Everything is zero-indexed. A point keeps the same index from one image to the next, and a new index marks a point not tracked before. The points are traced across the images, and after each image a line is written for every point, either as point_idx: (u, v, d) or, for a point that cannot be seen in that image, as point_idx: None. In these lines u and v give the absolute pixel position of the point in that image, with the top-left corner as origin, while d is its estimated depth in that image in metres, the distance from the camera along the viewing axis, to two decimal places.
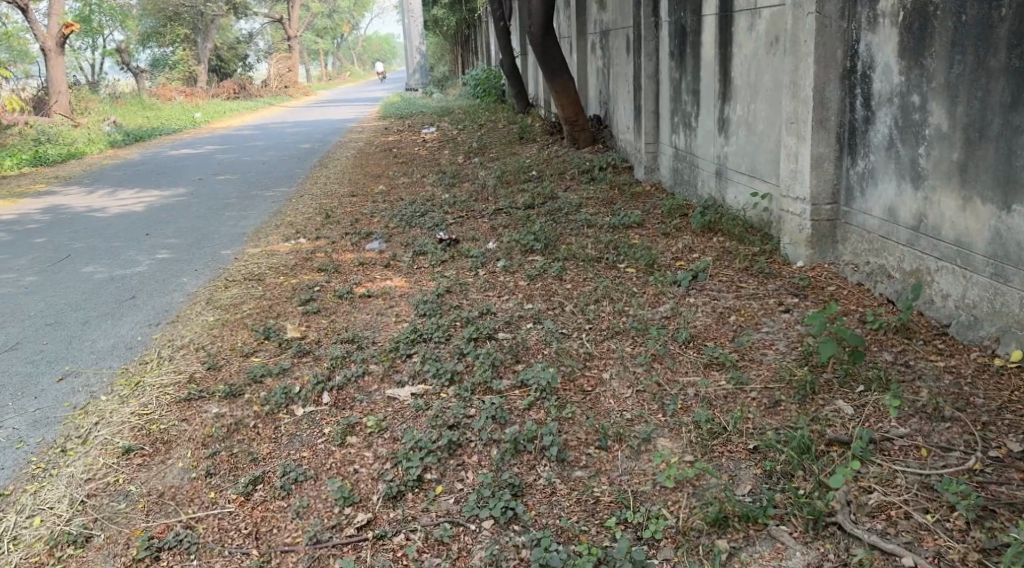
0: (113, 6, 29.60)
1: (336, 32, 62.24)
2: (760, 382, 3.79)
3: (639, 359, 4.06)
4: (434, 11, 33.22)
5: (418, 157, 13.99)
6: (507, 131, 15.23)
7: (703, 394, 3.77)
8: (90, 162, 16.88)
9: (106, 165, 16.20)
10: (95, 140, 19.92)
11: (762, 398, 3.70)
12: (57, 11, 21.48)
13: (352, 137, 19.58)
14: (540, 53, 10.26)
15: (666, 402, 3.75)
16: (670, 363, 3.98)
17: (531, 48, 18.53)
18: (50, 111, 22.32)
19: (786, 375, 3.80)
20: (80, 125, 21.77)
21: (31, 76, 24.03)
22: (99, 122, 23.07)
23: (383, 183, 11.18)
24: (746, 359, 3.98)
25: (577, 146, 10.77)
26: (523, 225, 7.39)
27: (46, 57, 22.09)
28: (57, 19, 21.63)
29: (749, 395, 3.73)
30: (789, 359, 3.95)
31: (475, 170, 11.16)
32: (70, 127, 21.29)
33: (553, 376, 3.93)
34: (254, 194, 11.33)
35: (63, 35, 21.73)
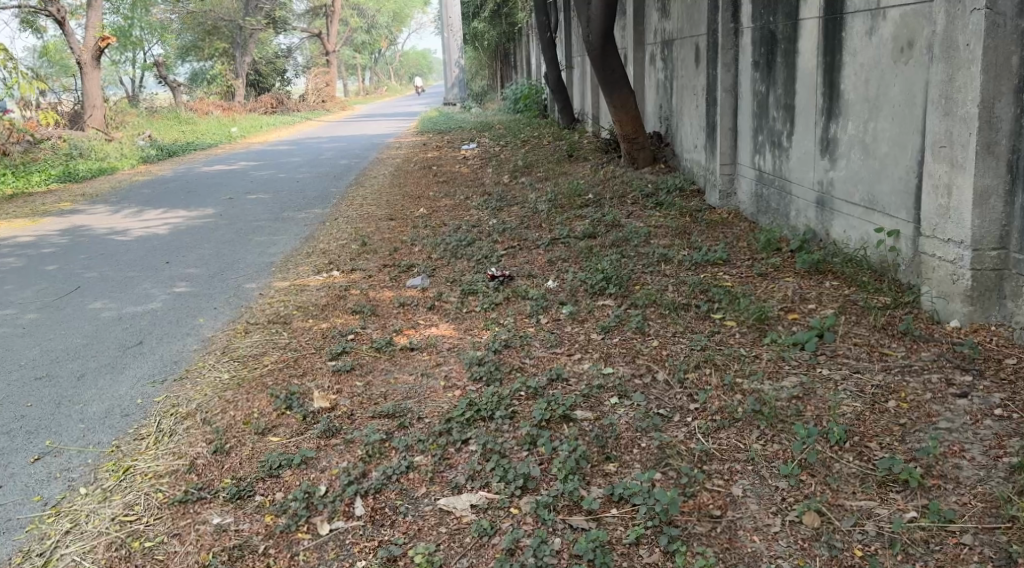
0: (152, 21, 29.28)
1: (374, 47, 62.09)
2: (973, 520, 2.86)
3: (781, 468, 3.15)
4: (475, 25, 32.55)
5: (460, 176, 13.11)
6: (554, 148, 14.27)
7: (893, 536, 2.83)
8: (120, 178, 16.24)
9: (136, 182, 15.54)
10: (128, 155, 19.35)
11: (987, 551, 2.75)
12: (94, 24, 21.02)
13: (390, 154, 18.80)
14: (599, 64, 9.18)
15: (842, 552, 2.79)
16: (832, 481, 3.06)
17: (577, 60, 17.57)
18: (84, 125, 21.81)
19: (1008, 507, 2.87)
20: (114, 141, 21.24)
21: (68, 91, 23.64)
22: (133, 137, 22.55)
23: (424, 206, 10.28)
24: (935, 475, 3.05)
25: (636, 166, 9.77)
26: (587, 259, 6.43)
27: (82, 71, 21.63)
28: (93, 32, 21.15)
29: (962, 541, 2.79)
30: (996, 480, 3.00)
31: (524, 191, 10.22)
32: (103, 141, 20.76)
33: (670, 496, 3.01)
34: (285, 216, 10.49)
35: (99, 48, 21.23)
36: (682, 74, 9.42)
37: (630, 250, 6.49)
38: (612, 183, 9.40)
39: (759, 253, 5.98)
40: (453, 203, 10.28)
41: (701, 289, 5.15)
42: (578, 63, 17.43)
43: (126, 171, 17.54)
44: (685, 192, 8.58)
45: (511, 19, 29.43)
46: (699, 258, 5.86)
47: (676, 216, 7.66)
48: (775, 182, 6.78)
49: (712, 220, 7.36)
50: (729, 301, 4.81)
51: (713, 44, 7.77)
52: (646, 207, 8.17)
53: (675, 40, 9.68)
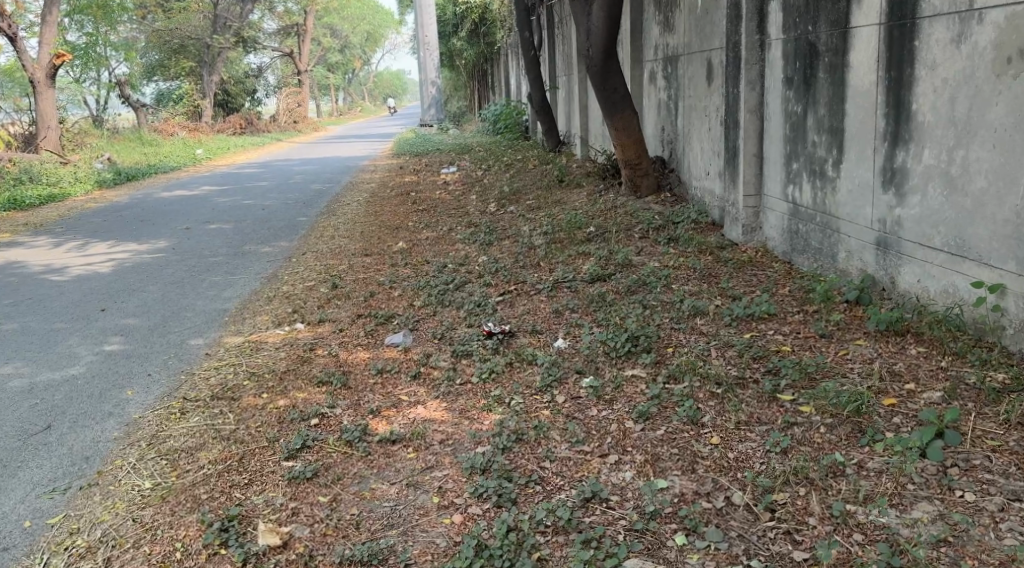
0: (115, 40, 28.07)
1: (346, 67, 61.17)
2: None
3: None
4: (452, 43, 31.68)
5: (440, 203, 12.06)
6: (543, 173, 13.24)
7: None
8: (70, 204, 15.03)
9: (88, 210, 14.32)
10: (83, 179, 18.11)
11: None
12: (49, 40, 19.80)
13: (365, 177, 17.76)
14: (600, 81, 8.20)
15: None
16: None
17: (562, 80, 16.65)
18: (37, 146, 20.50)
19: None
20: (70, 164, 19.99)
21: (23, 112, 22.39)
22: (91, 160, 21.30)
23: (404, 239, 9.20)
24: None
25: (639, 195, 8.78)
26: (600, 310, 5.39)
27: (36, 90, 20.39)
28: (49, 48, 19.94)
29: None
30: None
31: (516, 223, 9.17)
32: (58, 165, 19.51)
33: None
34: (248, 250, 9.37)
35: (54, 66, 20.00)
36: (690, 93, 8.48)
37: (651, 297, 5.46)
38: (615, 213, 8.39)
39: (810, 307, 5.00)
40: (435, 236, 9.21)
41: (755, 356, 4.16)
42: (563, 83, 16.48)
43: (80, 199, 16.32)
44: (700, 226, 7.62)
45: (490, 39, 28.53)
46: (739, 312, 4.87)
47: (695, 254, 6.69)
48: (814, 218, 5.83)
49: (737, 258, 6.39)
50: (798, 377, 3.80)
51: (733, 58, 6.83)
52: (657, 243, 7.17)
53: (681, 56, 8.75)
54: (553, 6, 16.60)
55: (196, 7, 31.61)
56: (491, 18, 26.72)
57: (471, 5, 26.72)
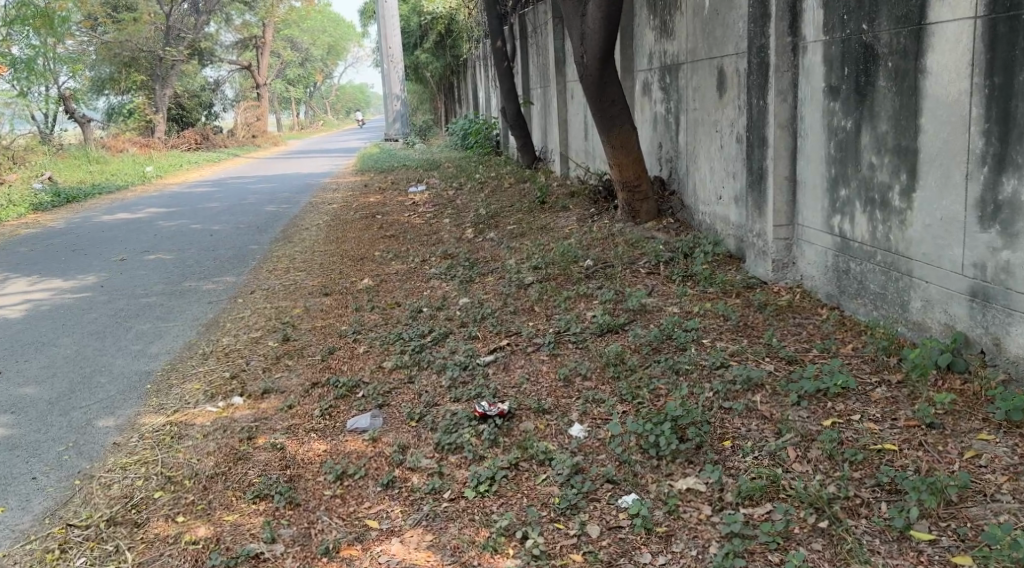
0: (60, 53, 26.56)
1: (308, 81, 59.93)
2: None
3: None
4: (417, 55, 30.60)
5: (410, 228, 10.92)
6: (523, 195, 12.14)
7: None
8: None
9: (19, 240, 12.98)
10: (18, 203, 16.68)
11: None
12: None
13: (327, 196, 16.58)
14: (596, 91, 7.12)
15: None
16: None
17: (537, 92, 15.63)
18: None
19: None
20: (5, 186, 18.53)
21: None
22: (29, 181, 19.84)
23: (371, 273, 8.03)
24: None
25: (640, 222, 7.71)
26: (622, 379, 4.28)
27: None
28: None
29: None
30: None
31: (499, 253, 8.04)
32: None
33: None
34: (189, 289, 8.18)
35: None
36: (694, 106, 7.43)
37: (684, 359, 4.35)
38: (616, 243, 7.30)
39: (892, 382, 3.98)
40: (406, 269, 8.04)
41: (853, 460, 3.21)
42: (538, 95, 15.46)
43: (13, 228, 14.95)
44: (719, 259, 6.55)
45: (456, 51, 27.54)
46: (806, 385, 3.78)
47: (720, 296, 5.63)
48: (874, 257, 4.80)
49: (775, 301, 5.32)
50: (931, 503, 2.96)
51: (756, 64, 5.79)
52: (672, 281, 6.09)
53: (682, 64, 7.70)
54: (527, 14, 15.58)
55: (147, 18, 30.25)
56: (458, 30, 25.74)
57: (436, 15, 25.75)
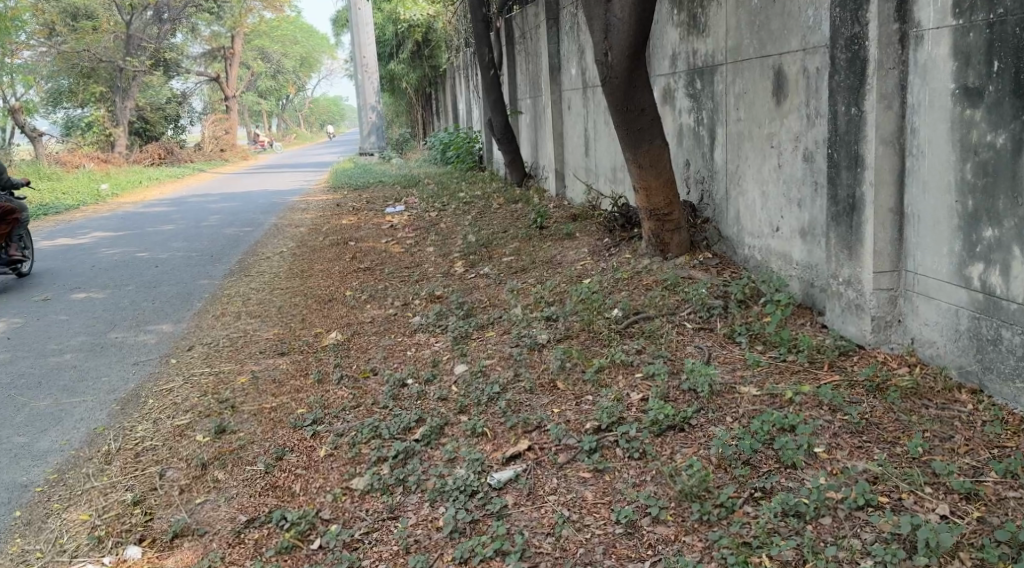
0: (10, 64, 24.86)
1: (281, 92, 58.31)
2: None
3: None
4: (391, 66, 29.18)
5: (387, 257, 9.48)
6: (515, 220, 10.74)
7: None
8: None
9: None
10: None
11: None
12: None
13: (295, 217, 15.09)
14: (623, 99, 5.69)
15: None
16: None
17: (526, 103, 14.26)
18: None
19: None
20: None
21: None
22: None
23: (338, 323, 6.59)
24: None
25: (672, 258, 6.31)
26: (716, 529, 3.01)
27: None
28: None
29: None
30: None
31: (496, 297, 6.63)
32: None
33: None
34: (115, 347, 6.72)
35: None
36: (738, 116, 6.04)
37: (810, 494, 3.08)
38: (649, 285, 5.89)
39: None
40: (381, 317, 6.60)
41: None
42: (528, 105, 14.07)
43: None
44: (795, 311, 5.09)
45: (435, 61, 26.17)
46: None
47: (811, 370, 4.21)
48: None
49: (893, 377, 3.92)
50: None
51: (843, 60, 4.39)
52: (733, 342, 4.66)
53: (719, 65, 6.31)
54: (515, 18, 14.22)
55: (106, 27, 28.57)
56: (436, 39, 24.35)
57: (413, 23, 24.32)
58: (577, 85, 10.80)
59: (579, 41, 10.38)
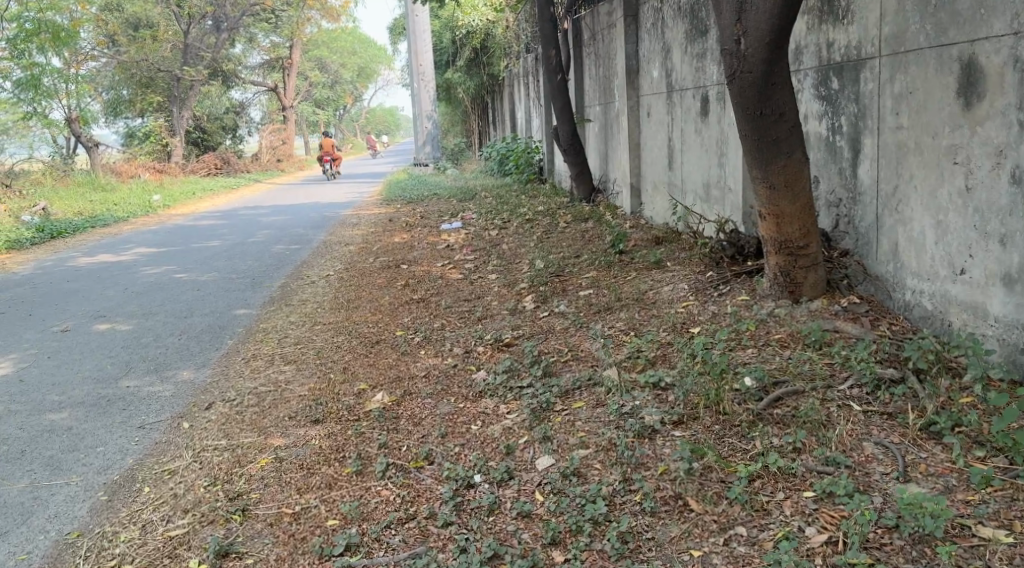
0: (68, 74, 24.38)
1: (337, 102, 57.97)
2: None
3: None
4: (448, 74, 28.16)
5: (444, 286, 8.29)
6: (587, 242, 9.47)
7: None
8: None
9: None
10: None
11: None
12: None
13: (345, 233, 14.03)
14: (758, 101, 4.44)
15: None
16: None
17: (595, 110, 12.95)
18: None
19: None
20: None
21: None
22: (16, 224, 17.54)
23: (383, 378, 5.40)
24: None
25: (807, 303, 5.03)
26: None
27: None
28: None
29: None
30: None
31: (578, 345, 5.40)
32: None
33: None
34: (123, 402, 5.63)
35: None
36: (899, 124, 4.73)
37: None
38: (784, 340, 4.63)
39: None
40: (436, 370, 5.40)
41: None
42: (598, 113, 12.77)
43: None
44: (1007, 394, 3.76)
45: (492, 69, 25.01)
46: None
47: None
48: None
49: None
50: None
51: None
52: (932, 440, 3.51)
53: (869, 57, 5.00)
54: (585, 18, 12.93)
55: (164, 36, 28.03)
56: (494, 46, 23.17)
57: (472, 29, 23.22)
58: (659, 90, 9.47)
59: (665, 38, 9.06)
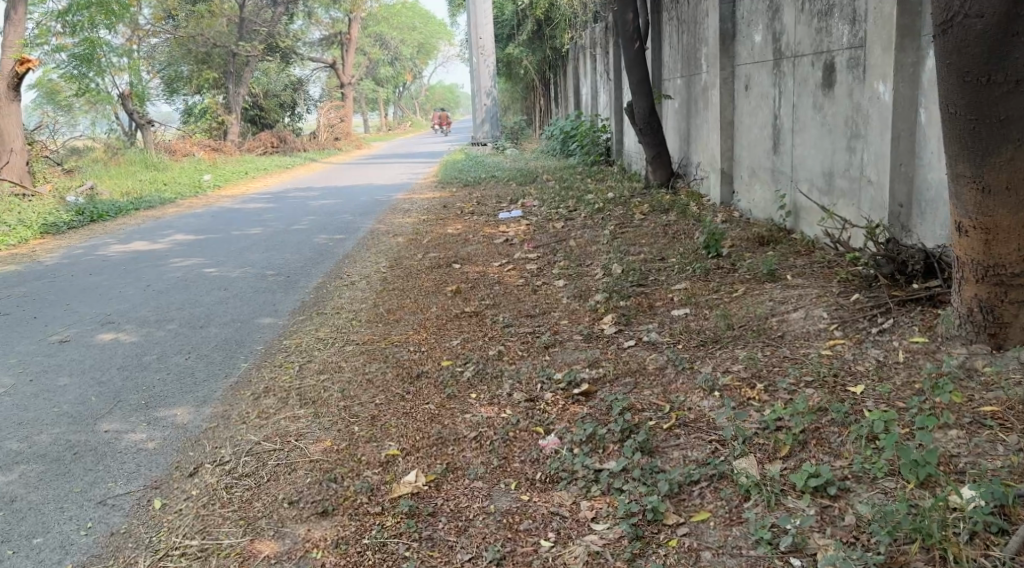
0: (123, 49, 23.63)
1: (397, 80, 56.82)
2: None
3: None
4: (508, 49, 26.69)
5: (502, 294, 6.93)
6: (673, 240, 7.97)
7: None
8: None
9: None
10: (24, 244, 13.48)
11: None
12: (12, 44, 16.94)
13: (395, 221, 12.76)
14: (990, 61, 3.39)
15: None
16: None
17: (677, 82, 11.37)
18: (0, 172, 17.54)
19: None
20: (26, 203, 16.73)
21: None
22: (58, 207, 16.70)
23: (418, 439, 4.03)
24: None
25: (1015, 352, 3.60)
26: None
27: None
28: (12, 53, 17.08)
29: None
30: None
31: (682, 394, 3.97)
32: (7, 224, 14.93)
33: None
34: (91, 458, 4.40)
35: (17, 74, 17.28)
36: None
37: None
38: (1003, 419, 3.23)
39: None
40: (490, 428, 4.02)
41: None
42: (681, 87, 11.20)
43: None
44: None
45: (555, 43, 23.36)
46: None
47: None
48: None
49: None
50: None
51: None
52: None
53: None
54: None
55: (221, 9, 27.00)
56: (558, 18, 21.56)
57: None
58: (763, 57, 7.91)
59: None
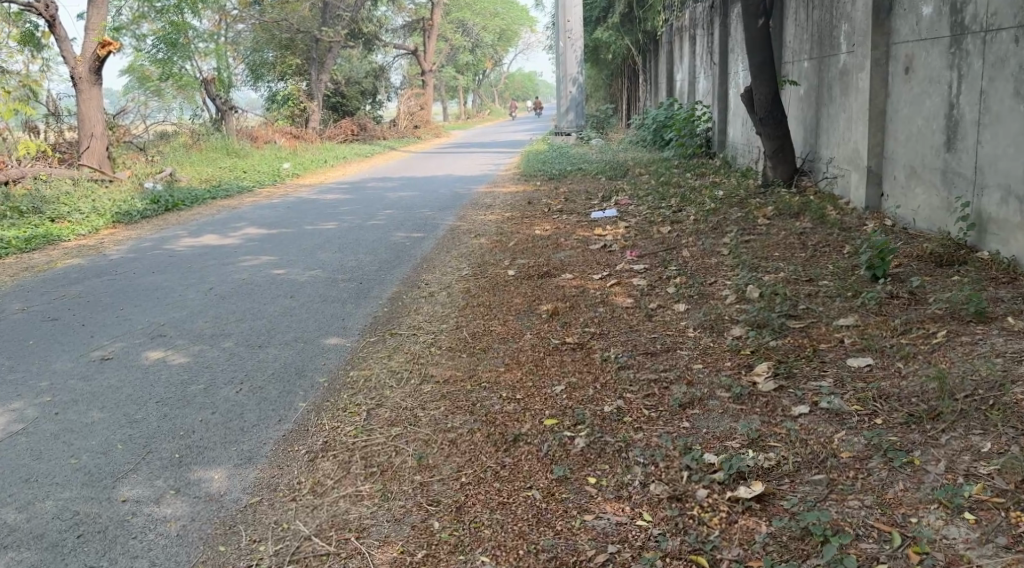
0: (208, 35, 23.15)
1: (480, 69, 55.68)
2: None
3: None
4: (596, 34, 25.40)
5: (611, 318, 5.75)
6: (816, 254, 6.66)
7: None
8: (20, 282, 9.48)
9: (21, 297, 8.72)
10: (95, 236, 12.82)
11: None
12: (94, 27, 16.42)
13: (479, 217, 11.64)
14: None
15: None
16: None
17: (804, 64, 9.92)
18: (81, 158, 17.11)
19: None
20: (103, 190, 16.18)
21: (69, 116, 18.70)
22: (133, 194, 16.09)
23: (522, 556, 3.03)
24: None
25: None
26: None
27: (76, 90, 17.17)
28: (94, 36, 16.57)
29: None
30: None
31: (909, 513, 2.99)
32: (80, 213, 14.35)
33: None
34: (100, 544, 3.42)
35: (98, 58, 16.77)
36: None
37: None
38: None
39: None
40: (624, 549, 2.99)
41: None
42: (809, 70, 9.78)
43: (47, 265, 10.78)
44: None
45: (647, 25, 21.98)
46: None
47: None
48: None
49: None
50: None
51: None
52: None
53: None
54: None
55: None
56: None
57: None
58: (935, 32, 6.50)
59: None
